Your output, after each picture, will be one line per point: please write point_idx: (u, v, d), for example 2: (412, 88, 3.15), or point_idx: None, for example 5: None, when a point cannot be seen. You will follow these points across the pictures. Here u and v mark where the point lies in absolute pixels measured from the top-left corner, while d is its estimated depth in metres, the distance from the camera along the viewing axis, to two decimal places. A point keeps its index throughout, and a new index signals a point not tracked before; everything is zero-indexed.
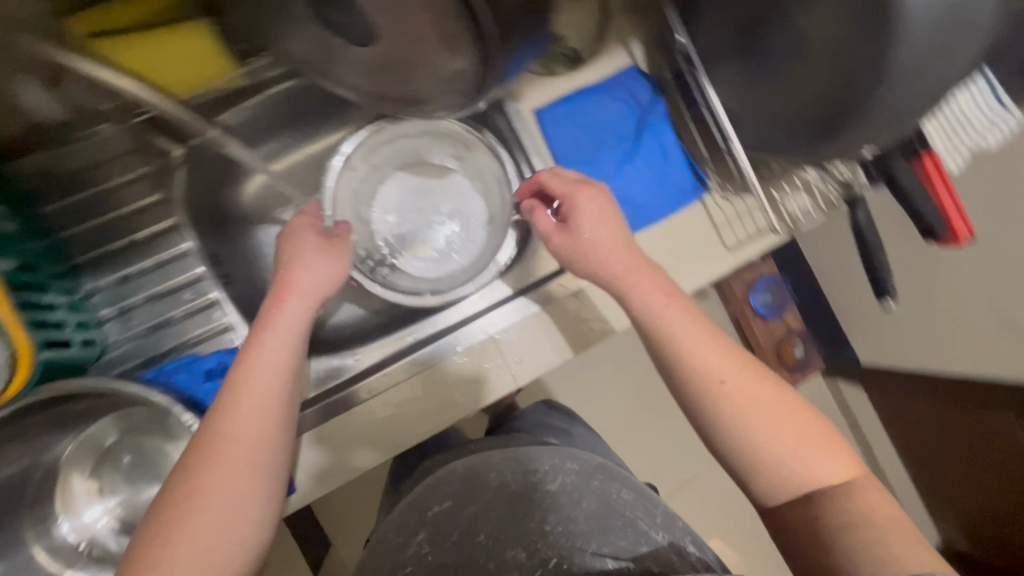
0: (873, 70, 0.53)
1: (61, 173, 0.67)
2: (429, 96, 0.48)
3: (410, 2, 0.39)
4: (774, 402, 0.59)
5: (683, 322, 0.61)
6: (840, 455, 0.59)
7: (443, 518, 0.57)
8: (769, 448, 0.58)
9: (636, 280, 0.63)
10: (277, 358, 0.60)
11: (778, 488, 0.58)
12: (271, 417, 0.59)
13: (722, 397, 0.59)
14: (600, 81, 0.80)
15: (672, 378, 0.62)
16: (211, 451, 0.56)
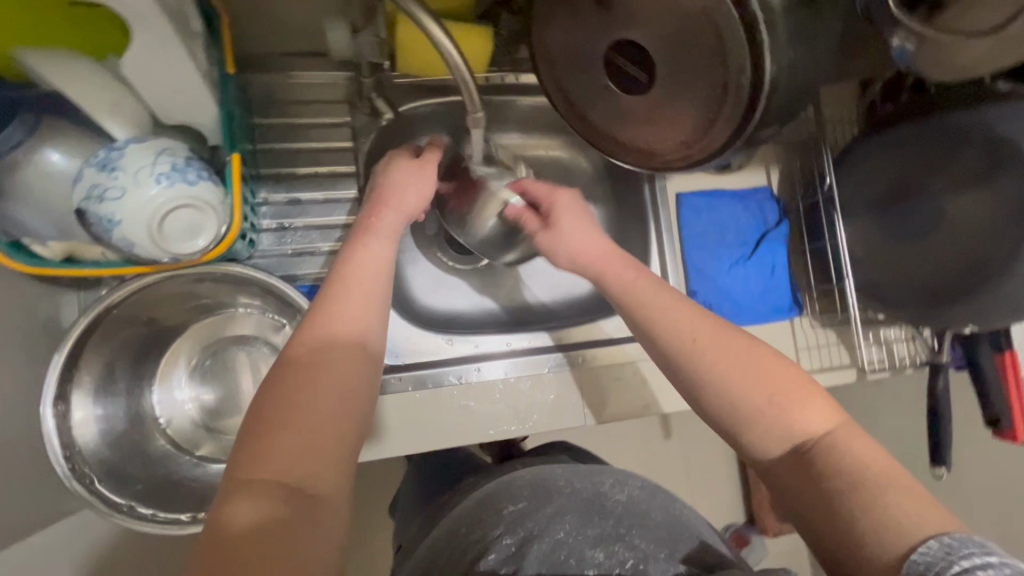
0: (1004, 261, 0.63)
1: (279, 95, 0.74)
2: (662, 147, 0.55)
3: (711, 74, 0.46)
4: (753, 356, 0.51)
5: (657, 290, 0.56)
6: (825, 400, 0.48)
7: (522, 513, 0.51)
8: (747, 402, 0.49)
9: (617, 263, 0.60)
10: (378, 268, 0.51)
11: (773, 443, 0.48)
12: (364, 327, 0.48)
13: (695, 352, 0.52)
14: (739, 189, 0.88)
15: (644, 332, 0.56)
16: (297, 368, 0.44)
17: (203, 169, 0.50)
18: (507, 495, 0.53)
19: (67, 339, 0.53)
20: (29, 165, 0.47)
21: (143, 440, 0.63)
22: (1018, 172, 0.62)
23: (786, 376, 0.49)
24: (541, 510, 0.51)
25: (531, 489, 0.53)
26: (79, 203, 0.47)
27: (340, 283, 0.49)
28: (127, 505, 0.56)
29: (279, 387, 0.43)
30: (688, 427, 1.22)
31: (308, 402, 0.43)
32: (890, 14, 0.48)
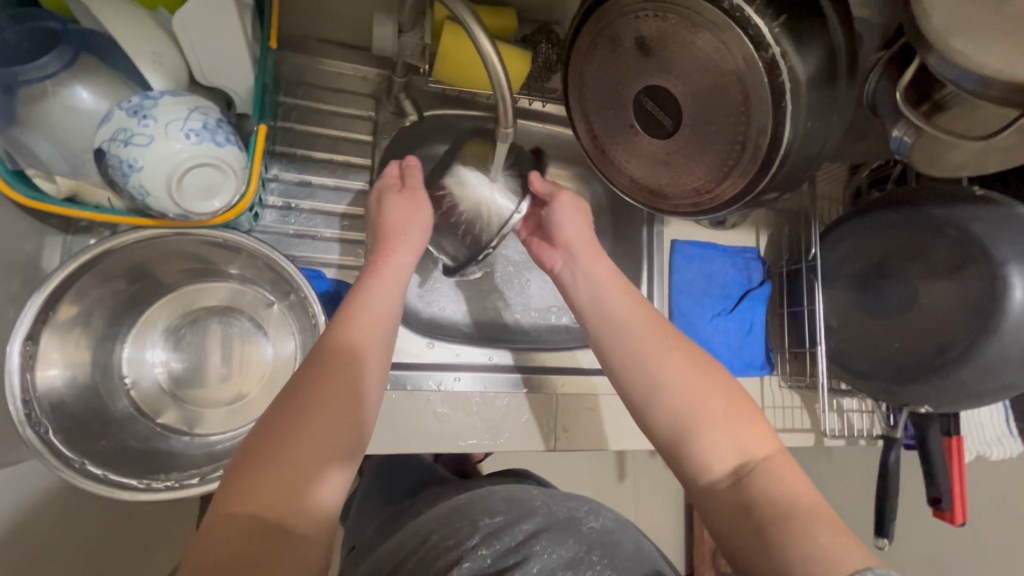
0: (967, 350, 0.68)
1: (308, 79, 0.75)
2: (674, 192, 0.58)
3: (734, 132, 0.50)
4: (708, 375, 0.52)
5: (625, 301, 0.58)
6: (764, 425, 0.50)
7: (496, 527, 0.53)
8: (700, 412, 0.50)
9: (596, 259, 0.61)
10: (390, 288, 0.53)
11: (717, 458, 0.48)
12: (373, 339, 0.49)
13: (659, 356, 0.53)
14: (727, 246, 0.92)
15: (609, 335, 0.56)
16: (303, 379, 0.45)
17: (230, 133, 0.50)
18: (484, 507, 0.55)
19: (53, 278, 0.51)
20: (57, 96, 0.46)
21: (106, 397, 0.60)
22: (984, 270, 0.67)
23: (736, 398, 0.51)
24: (517, 526, 0.53)
25: (507, 502, 0.55)
26: (103, 144, 0.46)
27: (351, 301, 0.51)
28: (79, 462, 0.52)
29: (284, 398, 0.44)
30: (643, 471, 1.23)
31: (312, 410, 0.43)
32: (895, 106, 0.52)
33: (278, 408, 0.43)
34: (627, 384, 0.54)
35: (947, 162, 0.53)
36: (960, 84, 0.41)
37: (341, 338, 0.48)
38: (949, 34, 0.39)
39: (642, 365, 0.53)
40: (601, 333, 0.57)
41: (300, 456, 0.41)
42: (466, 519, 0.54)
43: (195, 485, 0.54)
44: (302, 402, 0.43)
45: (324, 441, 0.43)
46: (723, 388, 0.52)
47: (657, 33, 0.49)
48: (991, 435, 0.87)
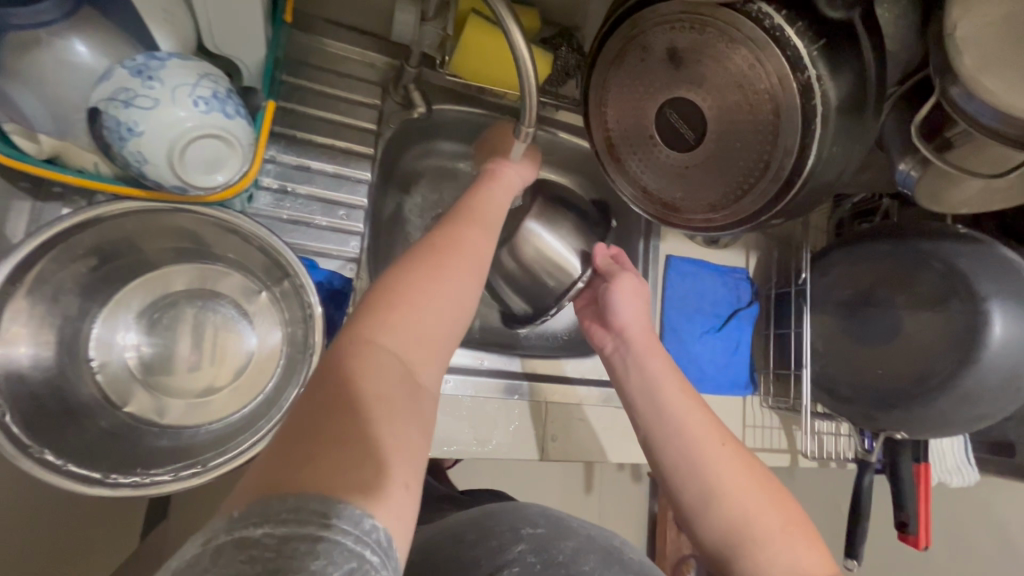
0: (948, 380, 0.71)
1: (315, 60, 0.71)
2: (690, 207, 0.57)
3: (758, 150, 0.50)
4: (766, 486, 0.52)
5: (681, 395, 0.59)
6: (823, 549, 0.50)
7: (540, 537, 0.50)
8: (756, 522, 0.50)
9: (653, 340, 0.64)
10: (476, 254, 0.48)
11: (777, 570, 0.47)
12: (458, 313, 0.44)
13: (718, 457, 0.54)
14: (719, 265, 0.93)
15: (669, 421, 0.57)
16: (406, 294, 0.42)
17: (240, 106, 0.47)
18: (524, 517, 0.53)
19: (23, 247, 0.46)
20: (51, 47, 0.42)
21: (69, 380, 0.55)
22: (966, 304, 0.70)
23: (795, 516, 0.51)
24: (562, 541, 0.50)
25: (546, 518, 0.54)
26: (98, 103, 0.42)
27: (436, 257, 0.45)
28: (38, 450, 0.47)
29: (384, 306, 0.41)
30: (611, 485, 1.22)
31: (390, 377, 0.38)
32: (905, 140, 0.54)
33: (346, 361, 0.37)
34: (683, 476, 0.54)
35: (950, 198, 0.55)
36: (979, 119, 0.43)
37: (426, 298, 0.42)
38: (979, 72, 0.40)
39: (701, 462, 0.54)
40: (656, 420, 0.58)
41: (369, 418, 0.35)
42: (506, 527, 0.51)
43: (167, 482, 0.50)
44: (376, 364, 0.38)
45: (414, 345, 0.40)
46: (779, 499, 0.52)
47: (692, 45, 0.49)
48: (953, 463, 0.91)
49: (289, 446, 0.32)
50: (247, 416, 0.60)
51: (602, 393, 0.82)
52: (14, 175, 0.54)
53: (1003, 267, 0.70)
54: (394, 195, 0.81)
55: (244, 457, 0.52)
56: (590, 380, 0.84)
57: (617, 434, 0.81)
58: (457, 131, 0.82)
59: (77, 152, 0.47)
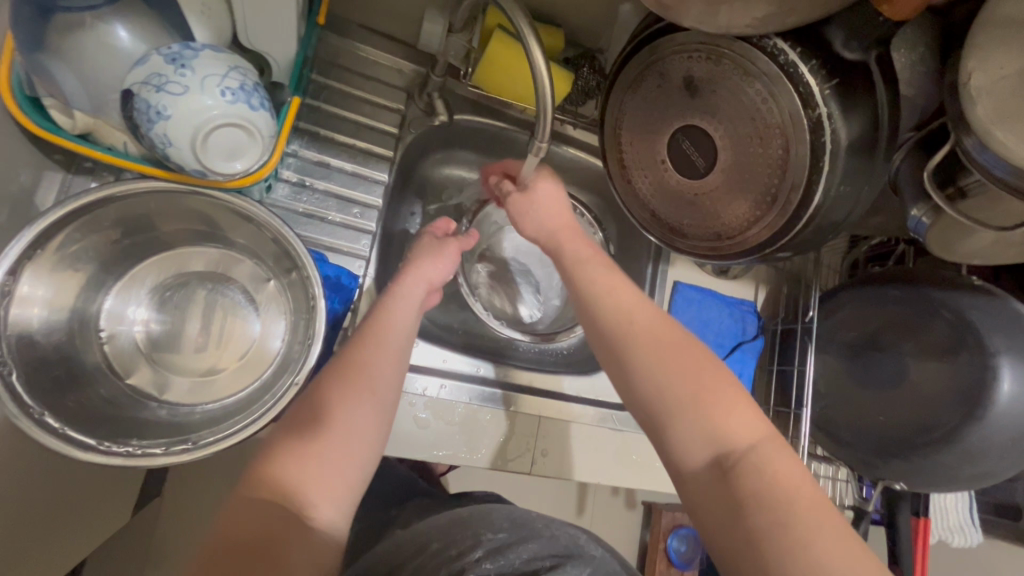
0: (951, 434, 0.69)
1: (345, 62, 0.74)
2: (696, 234, 0.58)
3: (764, 183, 0.50)
4: (684, 352, 0.48)
5: (602, 272, 0.55)
6: (749, 404, 0.47)
7: (500, 542, 0.56)
8: (677, 399, 0.46)
9: (565, 237, 0.59)
10: (410, 321, 0.56)
11: (696, 442, 0.45)
12: (390, 373, 0.52)
13: (634, 336, 0.50)
14: (727, 295, 0.91)
15: (584, 312, 0.54)
16: (321, 415, 0.48)
17: (265, 99, 0.49)
18: (488, 522, 0.58)
19: (48, 215, 0.48)
20: (94, 30, 0.44)
21: (78, 347, 0.57)
22: (975, 358, 0.69)
23: (715, 376, 0.47)
24: (520, 544, 0.56)
25: (510, 522, 0.59)
26: (132, 86, 0.45)
27: (358, 347, 0.52)
28: (38, 411, 0.49)
29: (301, 430, 0.47)
30: (601, 509, 1.20)
31: (329, 447, 0.47)
32: (918, 185, 0.53)
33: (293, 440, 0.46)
34: (614, 367, 0.51)
35: (960, 247, 0.55)
36: (993, 171, 0.43)
37: (362, 372, 0.50)
38: (992, 121, 0.40)
39: (620, 346, 0.50)
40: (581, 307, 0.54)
41: (310, 483, 0.45)
42: (469, 532, 0.57)
43: (158, 455, 0.51)
44: (318, 438, 0.47)
45: (342, 450, 0.47)
46: (704, 365, 0.48)
47: (707, 75, 0.50)
48: (955, 521, 0.88)
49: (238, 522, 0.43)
50: (241, 400, 0.61)
51: (597, 413, 0.82)
52: (49, 147, 0.57)
53: (1016, 324, 0.69)
54: (409, 198, 0.83)
55: (235, 438, 0.53)
56: (585, 398, 0.83)
57: (609, 456, 0.81)
58: (475, 142, 0.84)
59: (108, 130, 0.50)
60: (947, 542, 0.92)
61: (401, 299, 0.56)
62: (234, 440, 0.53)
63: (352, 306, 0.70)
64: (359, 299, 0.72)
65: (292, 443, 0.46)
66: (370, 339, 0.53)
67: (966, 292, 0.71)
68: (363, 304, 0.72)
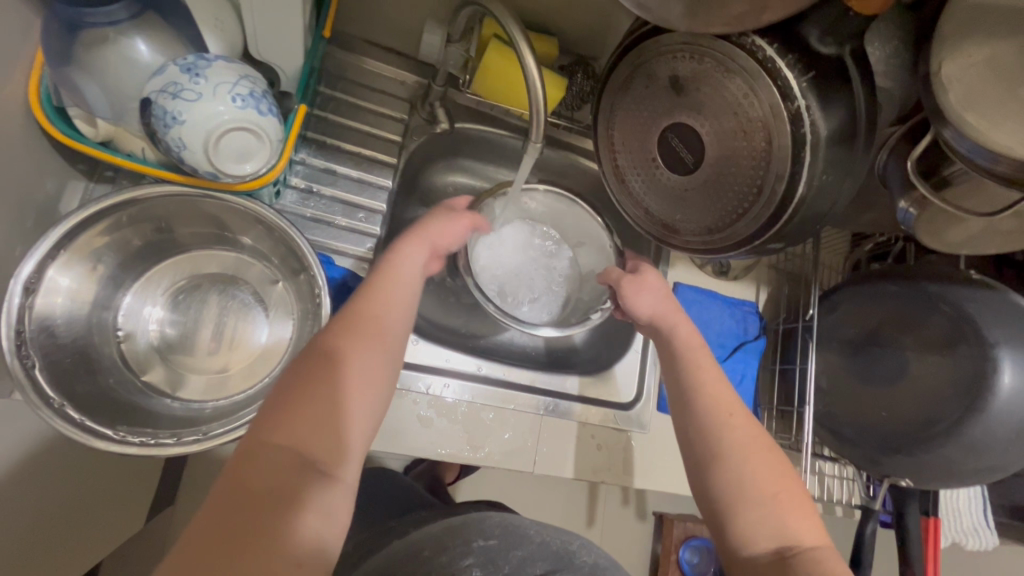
0: (952, 428, 0.69)
1: (352, 76, 0.77)
2: (687, 230, 0.60)
3: (747, 176, 0.52)
4: (767, 451, 0.53)
5: (708, 362, 0.60)
6: (817, 519, 0.51)
7: (491, 549, 0.58)
8: (753, 488, 0.50)
9: (678, 320, 0.64)
10: (412, 281, 0.57)
11: (762, 533, 0.49)
12: (399, 336, 0.54)
13: (726, 428, 0.54)
14: (729, 296, 0.92)
15: (681, 396, 0.58)
16: (311, 392, 0.46)
17: (273, 105, 0.52)
18: (478, 529, 0.59)
19: (72, 218, 0.52)
20: (116, 45, 0.48)
21: (96, 343, 0.59)
22: (974, 349, 0.69)
23: (793, 482, 0.52)
24: (511, 551, 0.59)
25: (502, 528, 0.59)
26: (150, 94, 0.48)
27: (359, 322, 0.52)
28: (58, 403, 0.51)
29: (289, 403, 0.45)
30: (614, 520, 1.18)
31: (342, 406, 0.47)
32: (904, 178, 0.55)
33: (284, 404, 0.45)
34: (698, 438, 0.55)
35: (951, 237, 0.55)
36: (973, 159, 0.44)
37: (376, 334, 0.52)
38: (965, 108, 0.42)
39: (714, 428, 0.54)
40: (679, 382, 0.59)
41: (324, 436, 0.45)
42: (461, 539, 0.58)
43: (170, 445, 0.53)
44: (310, 400, 0.45)
45: (332, 426, 0.45)
46: (778, 467, 0.53)
47: (691, 74, 0.53)
48: (968, 523, 0.86)
49: (246, 474, 0.41)
50: (250, 396, 0.62)
51: (598, 414, 0.83)
52: (73, 159, 0.61)
53: (1015, 314, 0.69)
54: (413, 203, 0.85)
55: (242, 430, 0.54)
56: (588, 398, 0.84)
57: (612, 456, 0.81)
58: (476, 148, 0.86)
59: (128, 137, 0.54)
60: (963, 547, 0.90)
61: (403, 257, 0.58)
62: (241, 432, 0.54)
63: None
64: None
65: (304, 398, 0.45)
66: (368, 313, 0.53)
67: (964, 286, 0.72)
68: None
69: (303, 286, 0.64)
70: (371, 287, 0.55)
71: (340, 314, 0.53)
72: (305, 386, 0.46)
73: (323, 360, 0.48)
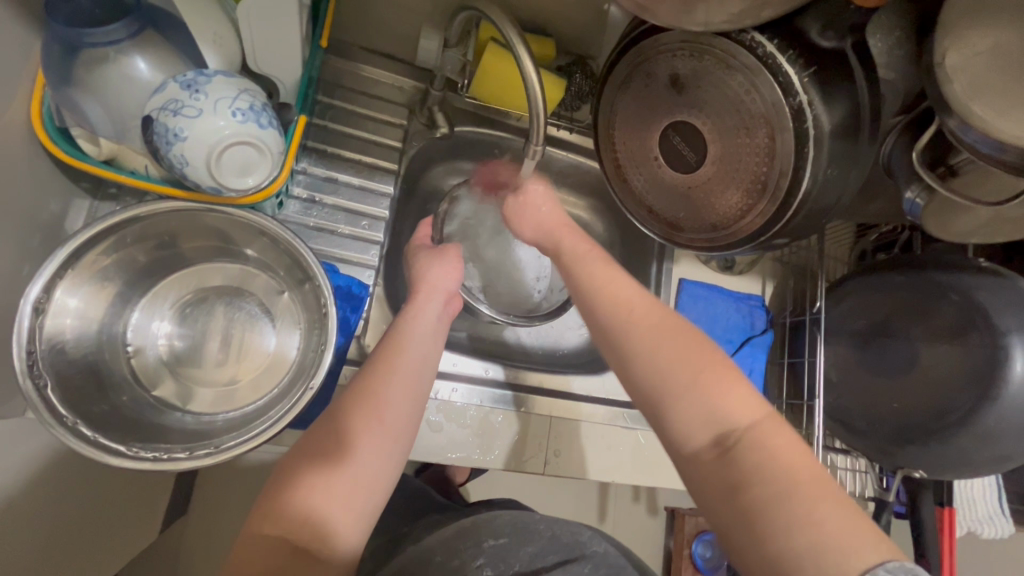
0: (966, 417, 0.68)
1: (350, 83, 0.78)
2: (691, 227, 0.59)
3: (748, 174, 0.52)
4: (677, 335, 0.48)
5: (602, 267, 0.56)
6: (750, 388, 0.44)
7: (501, 549, 0.58)
8: (670, 381, 0.45)
9: (563, 233, 0.63)
10: (423, 345, 0.59)
11: (694, 423, 0.43)
12: (408, 402, 0.55)
13: (629, 324, 0.50)
14: (734, 290, 0.92)
15: (583, 305, 0.54)
16: (319, 473, 0.48)
17: (273, 118, 0.52)
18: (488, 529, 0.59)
19: (78, 237, 0.52)
20: (116, 63, 0.48)
21: (106, 361, 0.60)
22: (985, 338, 0.68)
23: (709, 354, 0.46)
24: (522, 548, 0.59)
25: (511, 526, 0.60)
26: (151, 111, 0.48)
27: (366, 394, 0.53)
28: (71, 421, 0.51)
29: (295, 482, 0.48)
30: (626, 516, 1.18)
31: (340, 486, 0.48)
32: (909, 168, 0.54)
33: (292, 483, 0.48)
34: (612, 353, 0.51)
35: (959, 226, 0.55)
36: (979, 148, 0.43)
37: (377, 408, 0.52)
38: (970, 98, 0.41)
39: (616, 331, 0.50)
40: (582, 298, 0.55)
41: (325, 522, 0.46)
42: (471, 541, 0.57)
43: (183, 459, 0.53)
44: (317, 479, 0.48)
45: (341, 502, 0.47)
46: (695, 342, 0.47)
47: (691, 72, 0.52)
48: (984, 512, 0.85)
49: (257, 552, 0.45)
50: (260, 407, 0.63)
51: (605, 412, 0.83)
52: (76, 177, 0.61)
53: None
54: (414, 208, 0.85)
55: (253, 442, 0.54)
56: (594, 398, 0.84)
57: (624, 455, 0.81)
58: (477, 150, 0.86)
59: (130, 155, 0.54)
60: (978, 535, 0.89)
61: (410, 329, 0.60)
62: (252, 445, 0.54)
63: (364, 316, 0.73)
64: (370, 307, 0.74)
65: (304, 481, 0.48)
66: (378, 384, 0.54)
67: (973, 274, 0.71)
68: (375, 312, 0.75)
69: (309, 297, 0.64)
70: (380, 357, 0.57)
71: (348, 385, 0.55)
72: (307, 467, 0.48)
73: (331, 437, 0.50)
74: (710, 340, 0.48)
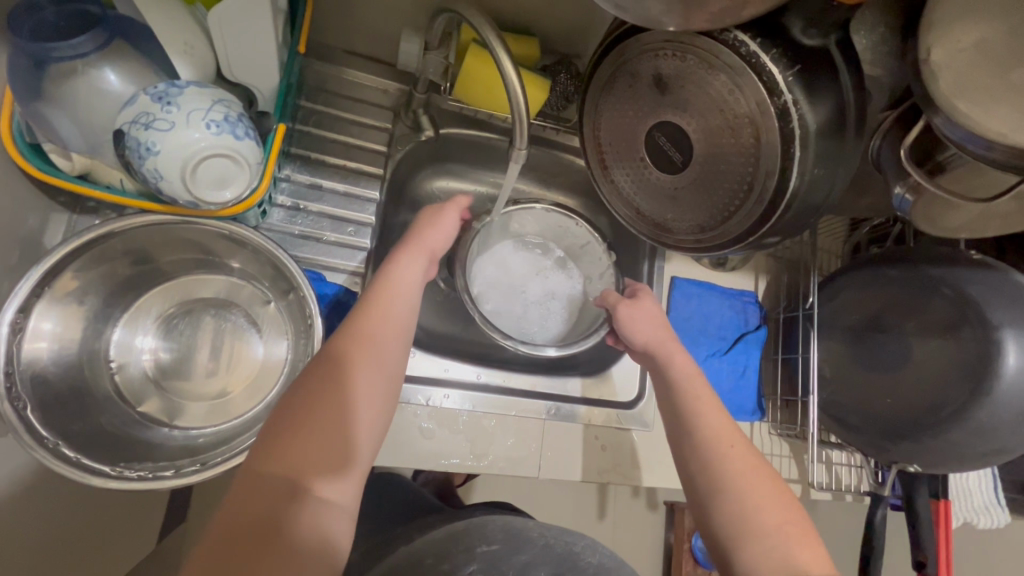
0: (959, 412, 0.68)
1: (332, 88, 0.76)
2: (680, 229, 0.59)
3: (734, 175, 0.51)
4: (760, 477, 0.53)
5: (707, 396, 0.60)
6: (819, 546, 0.50)
7: (494, 555, 0.57)
8: (756, 519, 0.51)
9: (674, 347, 0.65)
10: (411, 293, 0.57)
11: (766, 567, 0.48)
12: (394, 351, 0.53)
13: (725, 458, 0.55)
14: (727, 287, 0.91)
15: (682, 425, 0.59)
16: (309, 419, 0.46)
17: (250, 128, 0.51)
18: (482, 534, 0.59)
19: (53, 254, 0.51)
20: (86, 76, 0.47)
21: (89, 378, 0.59)
22: (978, 332, 0.68)
23: (791, 507, 0.52)
24: (513, 556, 0.59)
25: (505, 533, 0.59)
26: (123, 125, 0.47)
27: (357, 343, 0.51)
28: (52, 442, 0.51)
29: (286, 431, 0.45)
30: (625, 513, 1.18)
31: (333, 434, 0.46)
32: (897, 165, 0.54)
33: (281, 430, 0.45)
34: (697, 477, 0.55)
35: (949, 222, 0.54)
36: (967, 145, 0.42)
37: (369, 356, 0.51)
38: (955, 96, 0.40)
39: (713, 460, 0.55)
40: (677, 416, 0.60)
41: (322, 477, 0.44)
42: (465, 545, 0.57)
43: (169, 477, 0.52)
44: (307, 425, 0.45)
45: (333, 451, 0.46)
46: (778, 489, 0.53)
47: (675, 72, 0.51)
48: (979, 503, 0.86)
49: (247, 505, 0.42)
50: (248, 420, 0.62)
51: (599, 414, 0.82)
52: (53, 191, 0.60)
53: (1018, 295, 0.68)
54: (402, 213, 0.84)
55: (239, 458, 0.53)
56: (588, 400, 0.84)
57: (619, 456, 0.80)
58: (464, 151, 0.85)
59: (105, 169, 0.53)
60: (974, 526, 0.89)
61: (398, 278, 0.57)
62: (238, 460, 0.53)
63: None
64: None
65: (297, 430, 0.45)
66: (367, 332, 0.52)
67: (965, 268, 0.71)
68: None
69: (295, 307, 0.63)
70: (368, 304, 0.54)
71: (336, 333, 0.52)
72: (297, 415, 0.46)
73: (319, 384, 0.48)
74: (790, 492, 0.54)
